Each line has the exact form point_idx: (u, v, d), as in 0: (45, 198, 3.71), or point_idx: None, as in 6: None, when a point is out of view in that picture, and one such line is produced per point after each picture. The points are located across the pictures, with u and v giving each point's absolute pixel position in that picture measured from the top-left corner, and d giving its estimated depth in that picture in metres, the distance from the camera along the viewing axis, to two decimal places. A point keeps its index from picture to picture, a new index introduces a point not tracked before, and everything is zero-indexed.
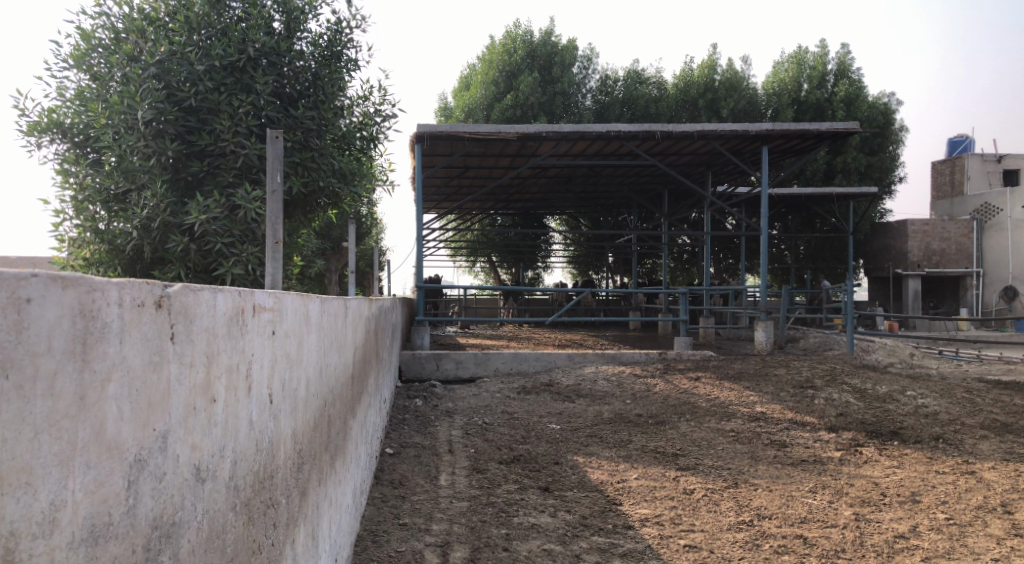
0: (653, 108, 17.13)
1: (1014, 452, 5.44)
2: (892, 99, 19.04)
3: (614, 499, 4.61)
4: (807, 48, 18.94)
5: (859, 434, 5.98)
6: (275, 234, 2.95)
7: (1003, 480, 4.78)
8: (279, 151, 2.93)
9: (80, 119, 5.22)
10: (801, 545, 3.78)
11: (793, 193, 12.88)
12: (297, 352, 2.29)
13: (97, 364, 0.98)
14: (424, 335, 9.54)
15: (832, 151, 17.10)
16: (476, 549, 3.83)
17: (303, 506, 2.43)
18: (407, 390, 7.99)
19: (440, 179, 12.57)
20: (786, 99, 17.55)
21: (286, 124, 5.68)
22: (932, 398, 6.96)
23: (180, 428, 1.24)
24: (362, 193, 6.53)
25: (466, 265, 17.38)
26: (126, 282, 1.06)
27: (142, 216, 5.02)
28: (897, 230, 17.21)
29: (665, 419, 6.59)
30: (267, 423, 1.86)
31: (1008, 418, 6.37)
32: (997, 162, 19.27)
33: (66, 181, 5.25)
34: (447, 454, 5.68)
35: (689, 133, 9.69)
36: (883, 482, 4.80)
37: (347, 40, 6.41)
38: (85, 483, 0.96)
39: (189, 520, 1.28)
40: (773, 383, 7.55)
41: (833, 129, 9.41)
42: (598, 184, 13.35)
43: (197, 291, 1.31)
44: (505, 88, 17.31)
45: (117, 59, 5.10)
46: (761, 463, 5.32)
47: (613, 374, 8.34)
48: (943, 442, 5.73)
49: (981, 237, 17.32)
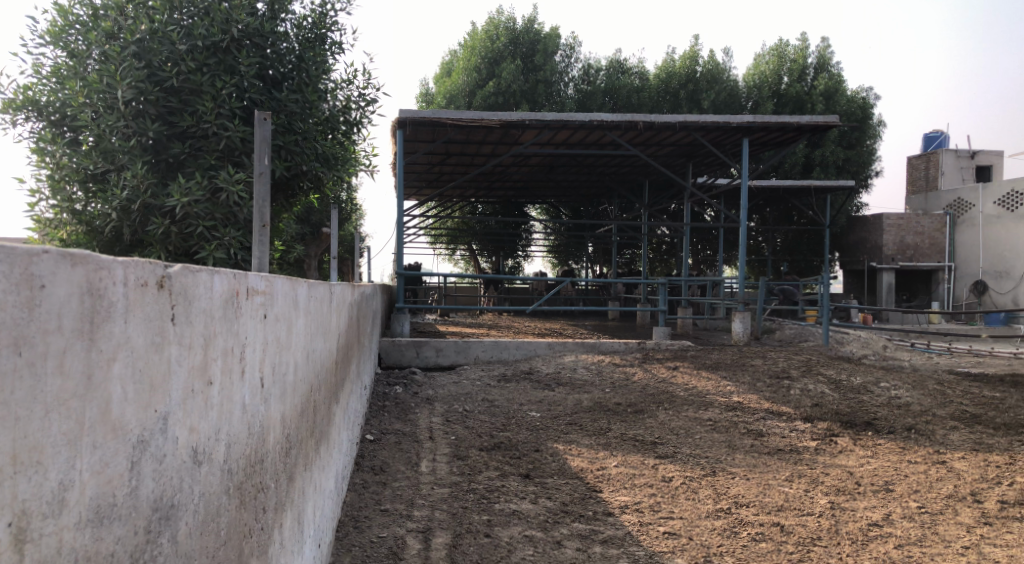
0: (635, 98, 17.17)
1: (983, 443, 5.57)
2: (870, 94, 19.26)
3: (593, 486, 4.66)
4: (788, 41, 19.05)
5: (833, 425, 6.08)
6: (262, 219, 2.92)
7: (973, 470, 4.91)
8: (267, 133, 2.89)
9: (56, 98, 5.05)
10: (778, 533, 3.85)
11: (772, 186, 12.98)
12: (286, 336, 2.28)
13: (103, 344, 0.97)
14: (403, 322, 9.52)
15: (809, 145, 17.32)
16: (457, 535, 3.85)
17: (290, 490, 2.43)
18: (387, 378, 7.97)
19: (421, 165, 12.50)
20: (766, 92, 17.73)
21: (269, 107, 5.62)
22: (905, 390, 7.11)
23: (180, 411, 1.23)
24: (344, 177, 6.47)
25: (446, 253, 17.34)
26: (132, 262, 1.04)
27: (121, 198, 4.91)
28: (872, 224, 17.47)
29: (643, 408, 6.66)
30: (258, 407, 1.85)
31: (977, 409, 6.53)
32: (971, 157, 19.60)
33: (43, 160, 5.11)
34: (428, 441, 5.68)
35: (671, 124, 9.74)
36: (857, 471, 4.92)
37: (331, 22, 6.34)
38: (92, 463, 0.95)
39: (186, 502, 1.27)
40: (750, 373, 7.67)
41: (813, 122, 9.51)
42: (579, 173, 13.35)
43: (196, 272, 1.30)
44: (487, 75, 17.17)
45: (95, 37, 4.97)
46: (738, 452, 5.40)
47: (592, 362, 8.40)
48: (915, 432, 5.86)
49: (954, 231, 17.56)
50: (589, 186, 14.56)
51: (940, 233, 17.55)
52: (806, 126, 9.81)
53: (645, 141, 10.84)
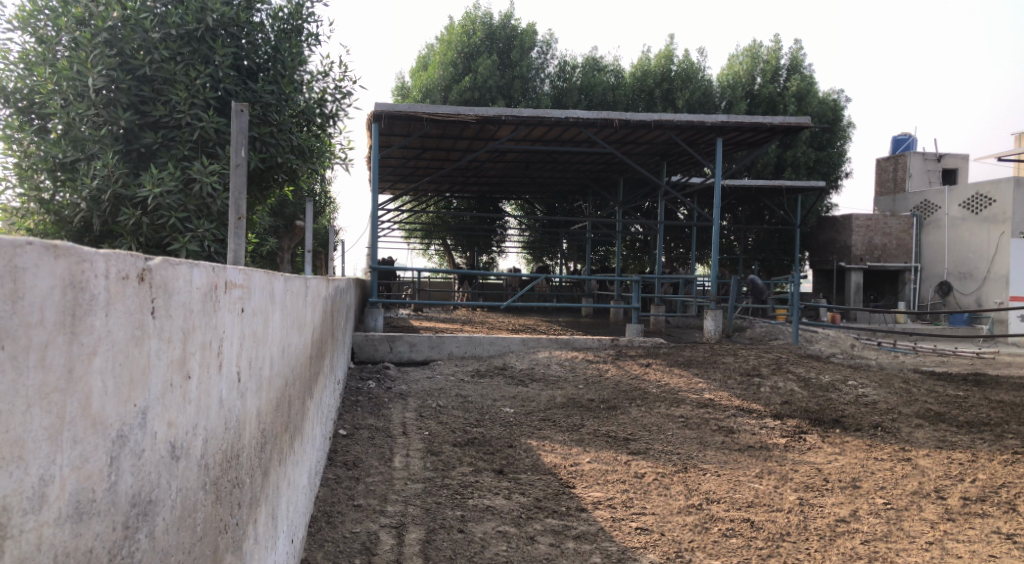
0: (611, 96, 17.27)
1: (946, 440, 5.72)
2: (841, 96, 19.57)
3: (567, 482, 4.69)
4: (762, 42, 19.30)
5: (802, 422, 6.19)
6: (236, 210, 2.87)
7: (937, 467, 5.04)
8: (243, 126, 2.84)
9: (24, 84, 4.90)
10: (748, 528, 3.92)
11: (745, 185, 13.09)
12: (263, 330, 2.25)
13: (85, 337, 0.95)
14: (377, 317, 9.46)
15: (781, 145, 17.56)
16: (430, 530, 3.84)
17: (264, 485, 2.41)
18: (359, 372, 7.92)
19: (397, 159, 12.43)
20: (740, 92, 17.90)
21: (245, 98, 5.55)
22: (872, 388, 7.26)
23: (159, 405, 1.21)
24: (319, 170, 6.43)
25: (420, 248, 17.25)
26: (113, 254, 1.02)
27: (91, 187, 4.78)
28: (842, 225, 17.81)
29: (616, 404, 6.71)
30: (234, 402, 1.83)
31: (941, 408, 6.69)
32: (937, 160, 19.98)
33: (9, 147, 4.93)
34: (402, 436, 5.66)
35: (646, 123, 9.80)
36: (825, 468, 5.01)
37: (308, 13, 6.26)
38: (72, 458, 0.93)
39: (164, 497, 1.25)
40: (721, 370, 7.76)
41: (786, 124, 9.62)
42: (554, 170, 13.38)
43: (175, 266, 1.28)
44: (464, 70, 17.07)
45: (65, 23, 4.83)
46: (709, 448, 5.47)
47: (566, 359, 8.43)
48: (882, 430, 5.99)
49: (920, 232, 17.93)
50: (564, 183, 14.61)
51: (907, 235, 17.92)
52: (779, 126, 9.92)
53: (621, 138, 10.90)
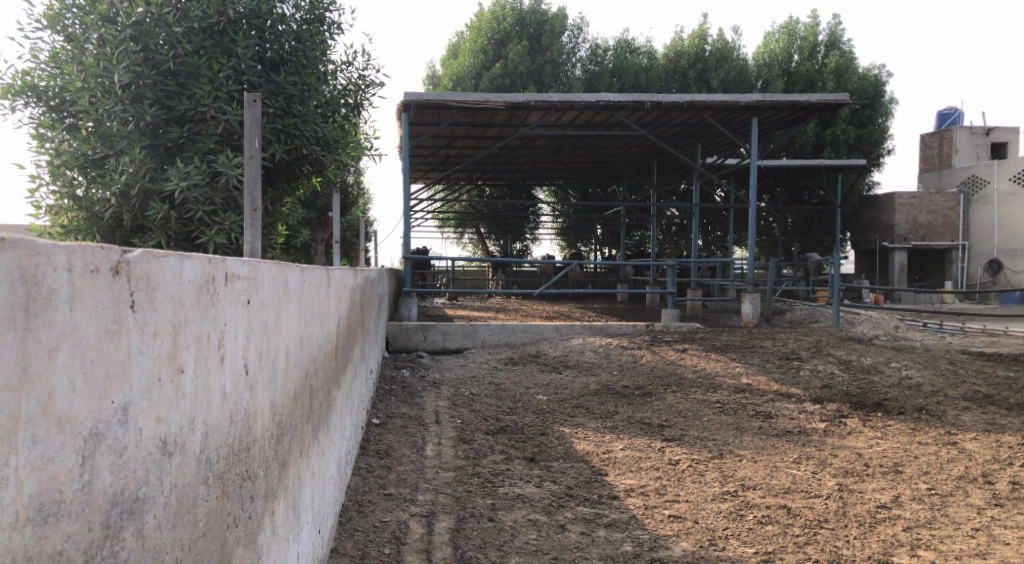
0: (643, 78, 16.95)
1: (996, 423, 5.48)
2: (882, 70, 18.94)
3: (599, 469, 4.61)
4: (799, 18, 18.78)
5: (843, 406, 6.00)
6: (252, 202, 2.86)
7: (985, 451, 4.82)
8: (256, 116, 2.81)
9: (54, 82, 4.98)
10: (784, 516, 3.79)
11: (782, 165, 12.74)
12: (275, 322, 2.23)
13: (43, 333, 0.92)
14: (411, 306, 9.45)
15: (820, 123, 17.04)
16: (461, 519, 3.81)
17: (282, 477, 2.39)
18: (394, 362, 7.95)
19: (427, 148, 12.41)
20: (776, 70, 17.44)
21: (267, 90, 5.54)
22: (916, 369, 7.03)
23: (144, 400, 1.17)
24: (345, 160, 6.44)
25: (454, 237, 17.27)
26: (76, 246, 0.99)
27: (120, 182, 4.87)
28: (885, 203, 17.23)
29: (651, 390, 6.60)
30: (242, 395, 1.80)
31: (990, 389, 6.43)
32: (986, 134, 19.23)
33: (42, 145, 5.05)
34: (434, 424, 5.65)
35: (678, 104, 9.57)
36: (866, 453, 4.84)
37: (329, 3, 6.24)
38: (31, 459, 0.91)
39: (154, 495, 1.22)
40: (759, 354, 7.57)
41: (824, 101, 9.30)
42: (586, 155, 13.21)
43: (161, 258, 1.24)
44: (494, 56, 16.96)
45: (92, 20, 4.90)
46: (746, 434, 5.32)
47: (600, 345, 8.31)
48: (926, 413, 5.78)
49: (967, 210, 17.30)
50: (596, 168, 14.42)
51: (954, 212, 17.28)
52: (816, 104, 9.58)
53: (652, 121, 10.68)
